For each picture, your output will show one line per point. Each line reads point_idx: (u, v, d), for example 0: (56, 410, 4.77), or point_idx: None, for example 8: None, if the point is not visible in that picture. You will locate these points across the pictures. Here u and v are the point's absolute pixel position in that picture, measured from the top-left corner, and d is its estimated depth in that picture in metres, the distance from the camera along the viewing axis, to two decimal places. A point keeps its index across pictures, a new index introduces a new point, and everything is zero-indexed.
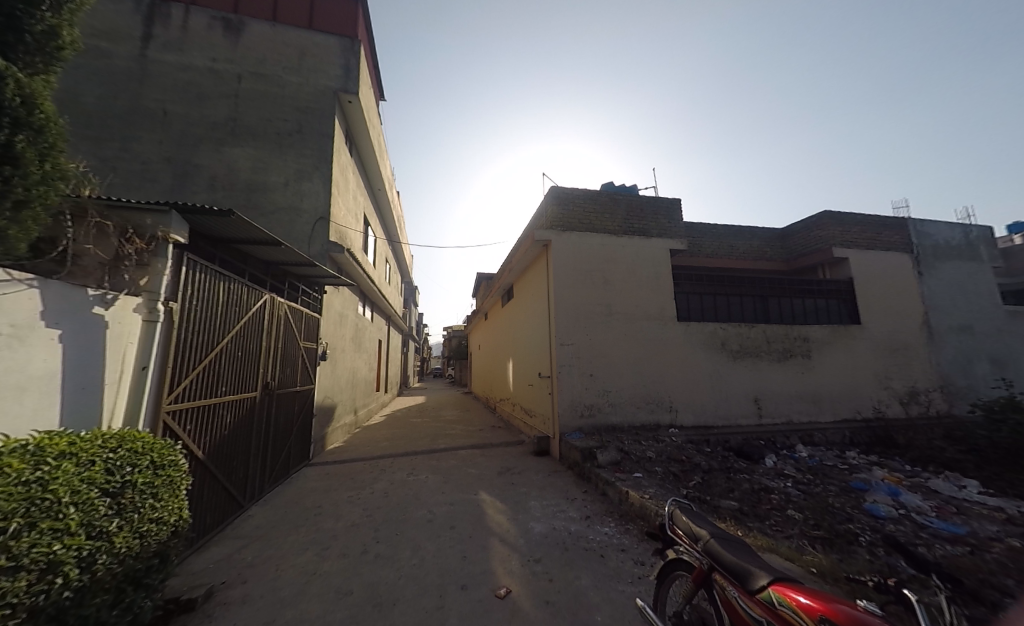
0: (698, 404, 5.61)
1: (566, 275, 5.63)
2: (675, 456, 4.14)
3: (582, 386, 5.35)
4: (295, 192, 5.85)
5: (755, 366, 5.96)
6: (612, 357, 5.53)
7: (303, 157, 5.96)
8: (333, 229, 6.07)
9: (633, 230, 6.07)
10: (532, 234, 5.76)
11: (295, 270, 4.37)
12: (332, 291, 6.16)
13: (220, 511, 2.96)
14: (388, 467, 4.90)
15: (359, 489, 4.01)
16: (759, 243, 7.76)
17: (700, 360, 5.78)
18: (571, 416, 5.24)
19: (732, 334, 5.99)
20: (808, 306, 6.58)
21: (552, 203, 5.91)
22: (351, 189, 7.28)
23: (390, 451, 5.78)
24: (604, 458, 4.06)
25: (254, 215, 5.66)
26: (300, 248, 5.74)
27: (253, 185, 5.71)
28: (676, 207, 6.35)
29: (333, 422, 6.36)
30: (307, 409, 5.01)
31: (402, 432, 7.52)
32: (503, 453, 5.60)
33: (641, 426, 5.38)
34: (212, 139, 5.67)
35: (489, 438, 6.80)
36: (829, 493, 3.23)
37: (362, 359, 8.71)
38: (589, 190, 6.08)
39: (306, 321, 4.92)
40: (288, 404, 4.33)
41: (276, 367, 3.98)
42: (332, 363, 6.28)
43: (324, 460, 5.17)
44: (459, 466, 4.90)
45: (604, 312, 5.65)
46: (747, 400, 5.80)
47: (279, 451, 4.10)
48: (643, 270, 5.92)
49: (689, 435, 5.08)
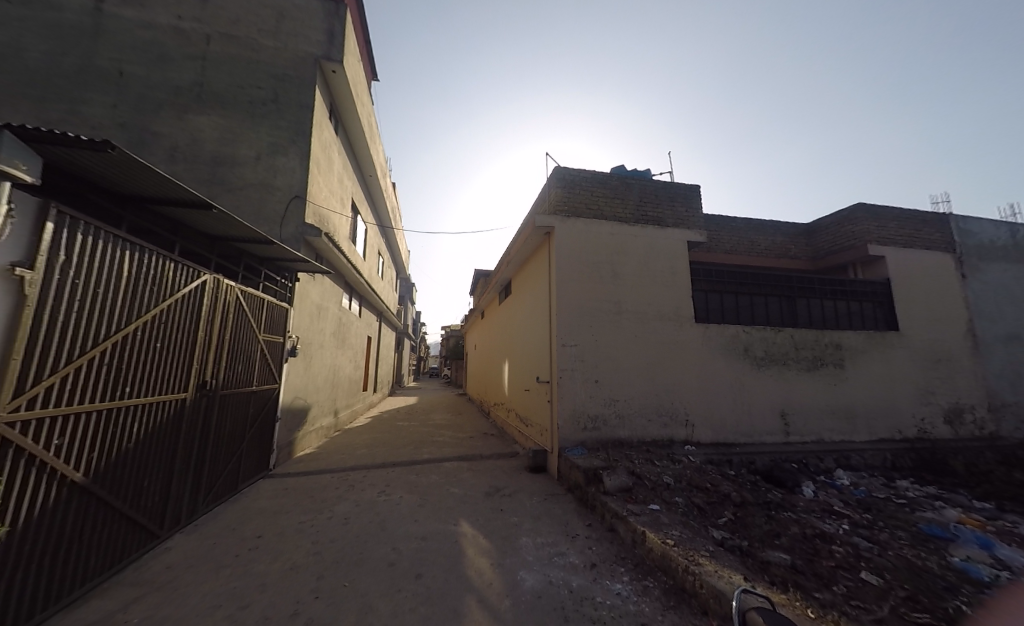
0: (717, 418, 4.93)
1: (570, 266, 4.95)
2: (698, 483, 3.45)
3: (586, 394, 4.67)
4: (268, 168, 5.20)
5: (782, 376, 5.27)
6: (621, 361, 4.84)
7: (278, 128, 5.31)
8: (310, 210, 5.41)
9: (646, 219, 5.40)
10: (533, 220, 5.07)
11: (251, 248, 3.70)
12: (307, 280, 5.50)
13: (120, 548, 2.27)
14: (359, 482, 4.21)
15: (317, 513, 3.32)
16: (783, 239, 7.04)
17: (720, 367, 5.10)
18: (573, 428, 4.55)
19: (756, 338, 5.30)
20: (840, 310, 5.88)
21: (556, 186, 5.23)
22: (336, 171, 6.64)
23: (366, 461, 5.10)
24: (613, 484, 3.37)
25: (220, 191, 5.01)
26: (270, 230, 5.08)
27: (220, 157, 5.06)
28: (695, 195, 5.68)
29: (305, 426, 5.69)
30: (268, 412, 4.34)
31: (385, 438, 6.85)
32: (493, 468, 4.91)
33: (652, 442, 4.69)
34: (175, 105, 5.03)
35: (480, 448, 6.09)
36: (903, 546, 2.54)
37: (345, 357, 8.03)
38: (598, 172, 5.40)
39: (270, 311, 4.27)
40: (238, 408, 3.67)
41: (221, 363, 3.32)
42: (305, 360, 5.61)
43: (286, 472, 4.47)
44: (441, 484, 4.21)
45: (612, 310, 4.97)
46: (772, 414, 5.11)
47: (223, 463, 3.42)
48: (657, 264, 5.24)
49: (709, 455, 4.39)
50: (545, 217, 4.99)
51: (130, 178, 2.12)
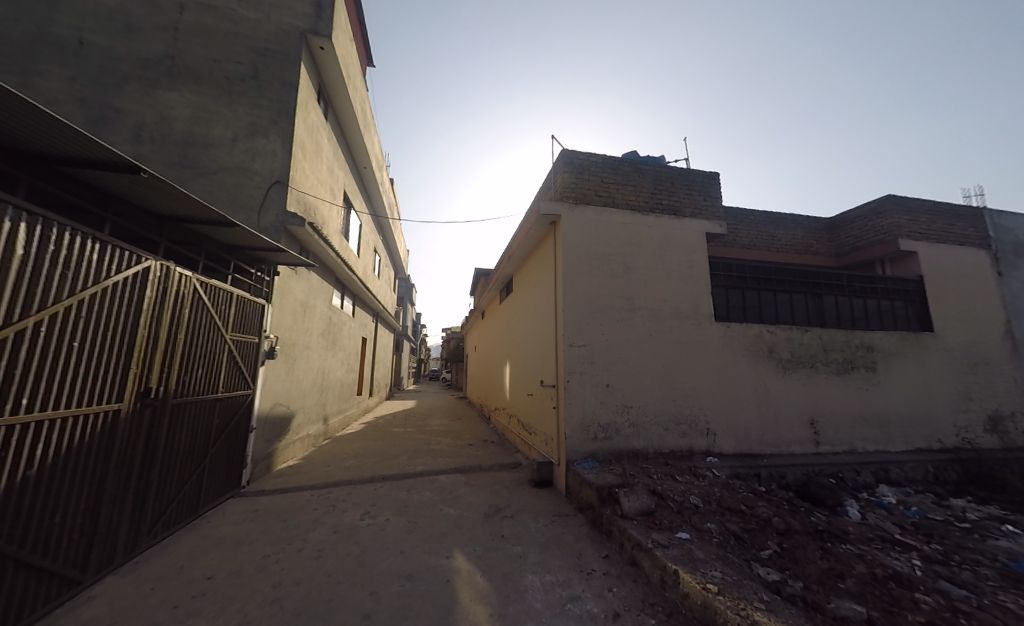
0: (740, 427, 4.48)
1: (579, 259, 4.50)
2: (730, 505, 2.97)
3: (596, 399, 4.20)
4: (245, 150, 4.74)
5: (811, 380, 4.82)
6: (634, 363, 4.38)
7: (258, 107, 4.86)
8: (294, 198, 4.96)
9: (661, 208, 4.94)
10: (537, 207, 4.61)
11: (215, 232, 3.24)
12: (290, 275, 5.03)
13: (19, 605, 1.79)
14: (340, 501, 3.73)
15: (285, 542, 2.84)
16: (803, 233, 6.51)
17: (743, 371, 4.64)
18: (582, 438, 4.07)
19: (781, 338, 4.84)
20: (870, 309, 5.43)
21: (563, 170, 4.77)
22: (325, 158, 6.19)
23: (353, 474, 4.62)
24: (632, 507, 2.90)
25: (191, 176, 4.55)
26: (248, 219, 4.62)
27: (192, 138, 4.61)
28: (714, 183, 5.22)
29: (288, 435, 5.23)
30: (239, 421, 3.87)
31: (377, 447, 6.36)
32: (493, 482, 4.44)
33: (670, 454, 4.22)
34: (143, 80, 4.60)
35: (479, 457, 5.62)
36: (996, 589, 2.06)
37: (336, 359, 7.56)
38: (609, 156, 4.95)
39: (241, 306, 3.81)
40: (197, 418, 3.20)
41: (173, 365, 2.85)
42: (288, 363, 5.14)
43: (261, 488, 3.99)
44: (433, 502, 3.74)
45: (624, 306, 4.51)
46: (800, 422, 4.66)
47: (175, 482, 2.94)
48: (673, 257, 4.78)
49: (734, 469, 3.93)
50: (550, 204, 4.53)
51: (28, 113, 1.69)
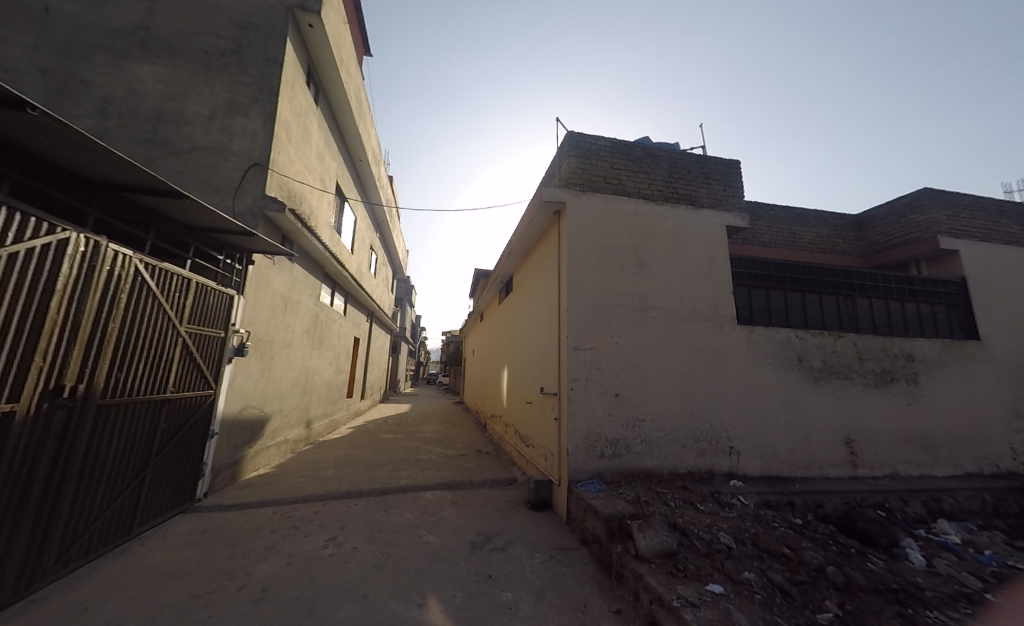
0: (767, 445, 3.94)
1: (585, 252, 4.01)
2: (770, 547, 2.43)
3: (604, 411, 3.68)
4: (222, 129, 4.32)
5: (845, 392, 4.28)
6: (647, 371, 3.86)
7: (238, 84, 4.45)
8: (275, 182, 4.53)
9: (677, 198, 4.46)
10: (539, 193, 4.13)
11: (167, 206, 2.80)
12: (267, 266, 4.58)
13: None
14: (307, 522, 3.22)
15: (227, 580, 2.31)
16: (829, 230, 5.94)
17: (770, 382, 4.11)
18: (587, 456, 3.54)
19: (812, 345, 4.31)
20: (908, 314, 4.88)
21: (568, 155, 4.30)
22: (314, 146, 5.79)
23: (328, 488, 4.11)
24: (648, 547, 2.38)
25: (160, 154, 4.13)
26: (221, 202, 4.18)
27: (163, 113, 4.20)
28: (734, 172, 4.73)
29: (261, 441, 4.73)
30: (196, 426, 3.39)
31: (362, 455, 5.86)
32: (485, 502, 3.91)
33: (687, 475, 3.69)
34: (113, 51, 4.21)
35: (471, 470, 5.09)
36: None
37: (323, 359, 7.08)
38: (620, 140, 4.47)
39: (204, 296, 3.35)
40: (137, 424, 2.69)
41: (104, 361, 2.36)
42: (263, 362, 4.67)
43: (221, 504, 3.49)
44: (414, 526, 3.21)
45: (637, 306, 4.00)
46: (835, 440, 4.12)
47: (101, 503, 2.44)
48: (691, 253, 4.28)
49: (764, 496, 3.39)
50: (554, 191, 4.05)
51: None
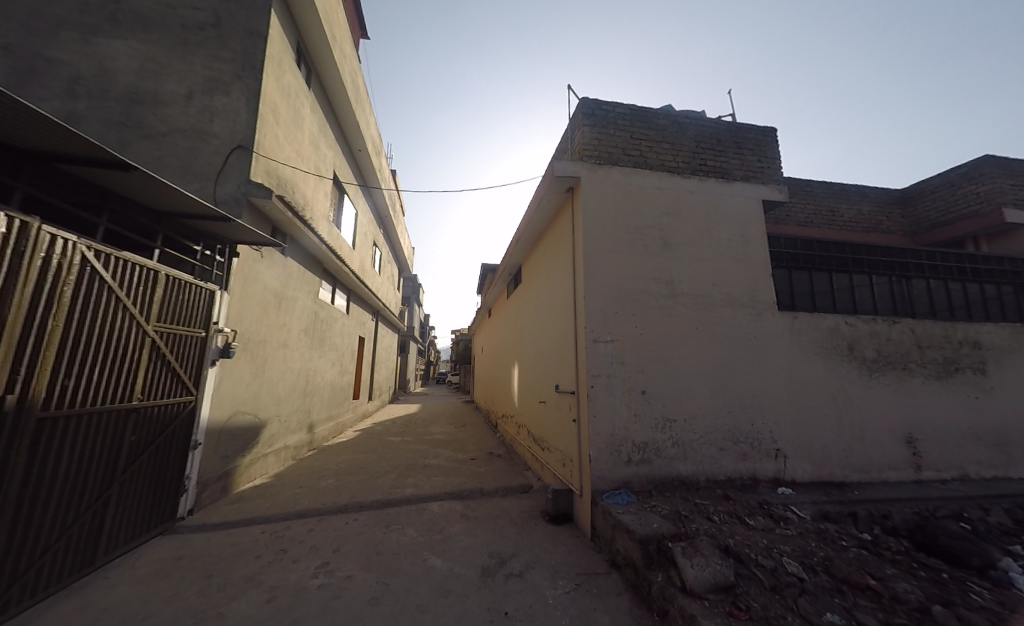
0: (818, 446, 3.46)
1: (603, 232, 3.56)
2: (849, 578, 1.97)
3: (630, 411, 3.24)
4: (202, 109, 3.98)
5: (903, 385, 3.77)
6: (678, 364, 3.40)
7: (218, 60, 4.10)
8: (262, 167, 4.17)
9: (706, 170, 3.97)
10: (550, 169, 3.69)
11: (128, 184, 2.45)
12: (256, 259, 4.23)
13: None
14: (298, 542, 2.86)
15: (190, 623, 1.93)
16: (873, 206, 5.37)
17: (818, 374, 3.62)
18: (612, 463, 3.11)
19: (864, 333, 3.81)
20: (971, 295, 4.32)
21: (582, 124, 3.84)
22: (307, 132, 5.43)
23: (325, 500, 3.75)
24: (698, 580, 1.93)
25: (134, 138, 3.80)
26: (203, 190, 3.85)
27: (137, 93, 3.86)
28: (770, 140, 4.21)
29: (256, 449, 4.41)
30: (174, 436, 3.06)
31: (366, 460, 5.52)
32: (497, 514, 3.52)
33: (727, 483, 3.24)
34: (81, 27, 3.88)
35: (482, 476, 4.70)
36: None
37: (325, 360, 6.75)
38: (640, 106, 3.99)
39: (173, 290, 2.99)
40: (94, 437, 2.35)
41: (44, 366, 2.01)
42: (256, 364, 4.34)
43: (206, 521, 3.16)
44: (417, 547, 2.82)
45: (663, 292, 3.54)
46: (895, 440, 3.62)
47: (51, 532, 2.09)
48: (722, 232, 3.79)
49: (821, 507, 2.92)
50: (567, 165, 3.59)
51: None
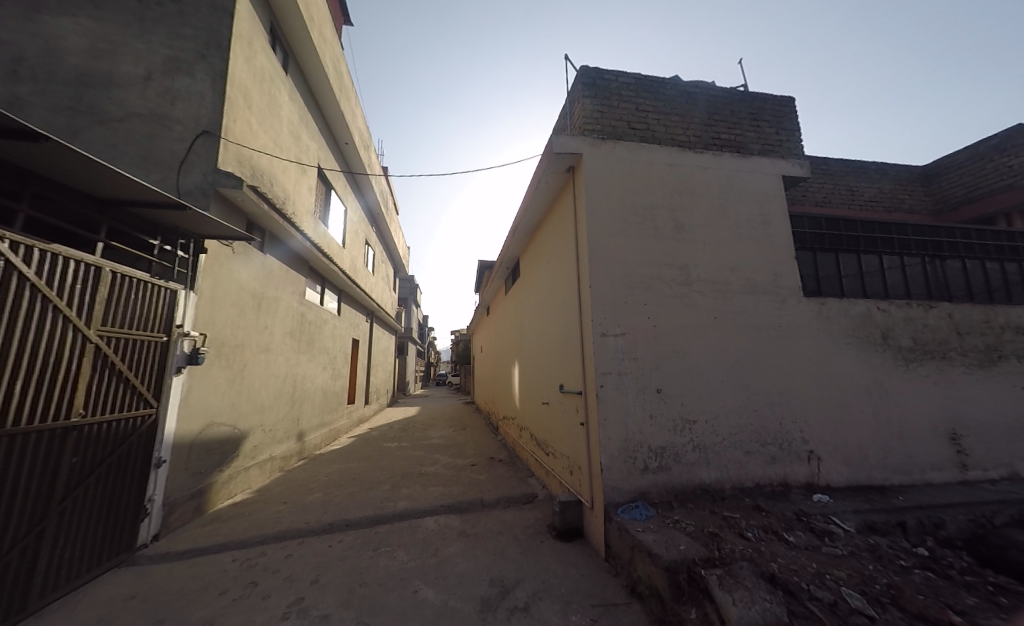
0: (853, 447, 3.11)
1: (609, 213, 3.20)
2: (926, 612, 1.61)
3: (644, 413, 2.88)
4: (163, 92, 3.63)
5: (944, 376, 3.41)
6: (696, 359, 3.05)
7: (179, 38, 3.74)
8: (233, 154, 3.82)
9: (719, 145, 3.61)
10: (548, 146, 3.31)
11: (61, 158, 2.13)
12: (228, 255, 3.86)
13: None
14: (271, 574, 2.50)
15: None
16: (894, 185, 5.00)
17: (850, 366, 3.27)
18: (626, 472, 2.76)
19: (898, 319, 3.46)
20: (1010, 275, 3.97)
21: (582, 97, 3.47)
22: (287, 120, 5.06)
23: (309, 518, 3.40)
24: (743, 621, 1.56)
25: (87, 124, 3.43)
26: (166, 180, 3.50)
27: (89, 75, 3.50)
28: (788, 111, 3.85)
29: (235, 463, 4.06)
30: (130, 454, 2.71)
31: (358, 470, 5.16)
32: (499, 530, 3.17)
33: (755, 492, 2.89)
34: (25, 3, 3.51)
35: (483, 485, 4.35)
36: None
37: (314, 364, 6.39)
38: (645, 76, 3.63)
39: (119, 289, 2.63)
40: (15, 463, 1.97)
41: None
42: (233, 371, 3.98)
43: (172, 548, 2.82)
44: (406, 576, 2.46)
45: (677, 279, 3.19)
46: (937, 437, 3.27)
47: None
48: (740, 211, 3.43)
49: (866, 517, 2.57)
50: (567, 141, 3.21)
51: None
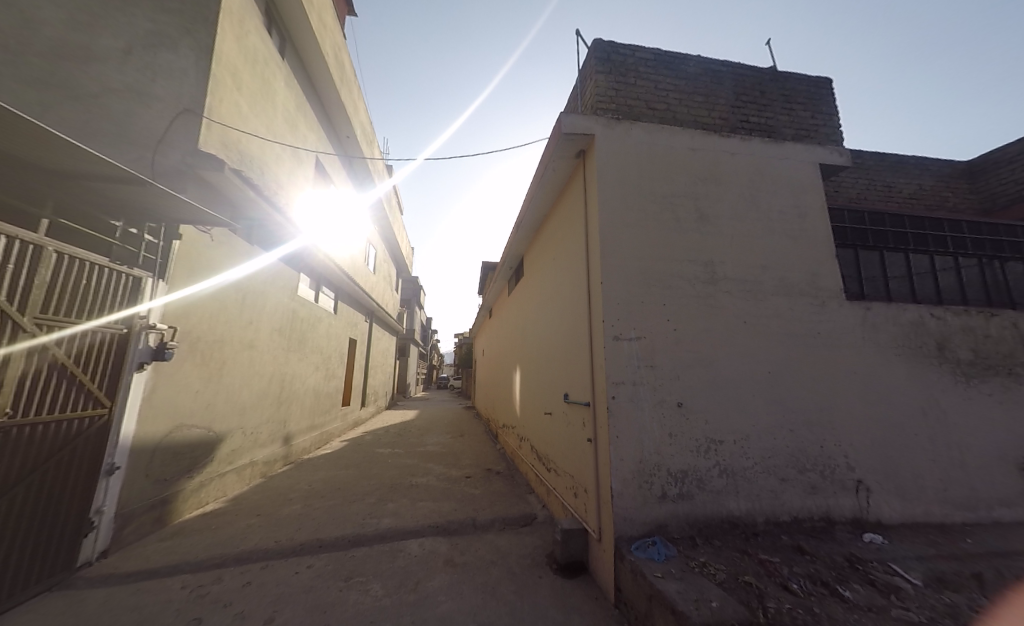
0: (907, 477, 2.66)
1: (625, 201, 2.82)
2: None
3: (662, 430, 2.47)
4: (143, 67, 3.38)
5: (1011, 395, 2.94)
6: (722, 369, 2.64)
7: (164, 11, 3.50)
8: (218, 134, 3.54)
9: (749, 128, 3.23)
10: (556, 126, 2.95)
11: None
12: (205, 244, 3.54)
13: None
14: (221, 608, 2.13)
15: None
16: (936, 182, 4.54)
17: (902, 382, 2.82)
18: (640, 500, 2.35)
19: (955, 328, 3.01)
20: None
21: (596, 72, 3.12)
22: (281, 106, 4.81)
23: (279, 536, 3.03)
24: None
25: (59, 98, 3.19)
26: (144, 159, 3.24)
27: (65, 47, 3.27)
28: (825, 93, 3.46)
29: (208, 469, 3.72)
30: (72, 460, 2.38)
31: (344, 479, 4.79)
32: (491, 559, 2.76)
33: (793, 528, 2.46)
34: None
35: (476, 501, 3.95)
36: None
37: (305, 363, 6.07)
38: (665, 52, 3.27)
39: (66, 272, 2.33)
40: None
41: None
42: (210, 368, 3.67)
43: (117, 569, 2.47)
44: (378, 618, 2.08)
45: (701, 277, 2.80)
46: (1005, 467, 2.80)
47: None
48: (772, 202, 3.04)
49: (934, 566, 2.12)
50: (577, 119, 2.85)
51: None
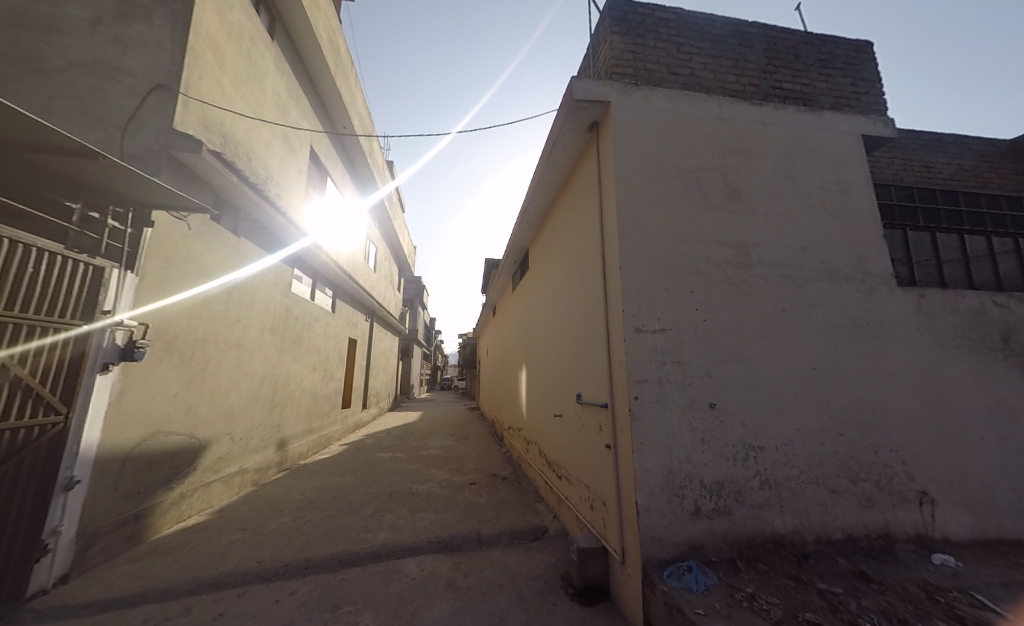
0: (976, 487, 2.32)
1: (645, 176, 2.50)
2: None
3: (694, 436, 2.15)
4: (113, 39, 3.09)
5: None
6: (761, 364, 2.31)
7: None
8: (197, 113, 3.25)
9: (783, 96, 2.89)
10: (566, 93, 2.62)
11: None
12: (184, 234, 3.25)
13: None
14: None
15: None
16: (978, 161, 4.17)
17: (965, 378, 2.48)
18: (671, 517, 2.03)
19: (1021, 317, 2.66)
20: None
21: (611, 34, 2.80)
22: (271, 90, 4.52)
23: (264, 554, 2.74)
24: None
25: (21, 74, 2.92)
26: (114, 139, 2.95)
27: (28, 17, 2.99)
28: (866, 57, 3.12)
29: (191, 478, 3.44)
30: (19, 474, 2.08)
31: (341, 486, 4.49)
32: (498, 581, 2.45)
33: (849, 548, 2.12)
34: None
35: (482, 510, 3.64)
36: None
37: (301, 364, 5.78)
38: (688, 12, 2.94)
39: (10, 259, 2.02)
40: None
41: None
42: (192, 369, 3.39)
43: (74, 598, 2.17)
44: None
45: (733, 261, 2.47)
46: None
47: None
48: (811, 176, 2.70)
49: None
50: (591, 84, 2.51)
51: None
